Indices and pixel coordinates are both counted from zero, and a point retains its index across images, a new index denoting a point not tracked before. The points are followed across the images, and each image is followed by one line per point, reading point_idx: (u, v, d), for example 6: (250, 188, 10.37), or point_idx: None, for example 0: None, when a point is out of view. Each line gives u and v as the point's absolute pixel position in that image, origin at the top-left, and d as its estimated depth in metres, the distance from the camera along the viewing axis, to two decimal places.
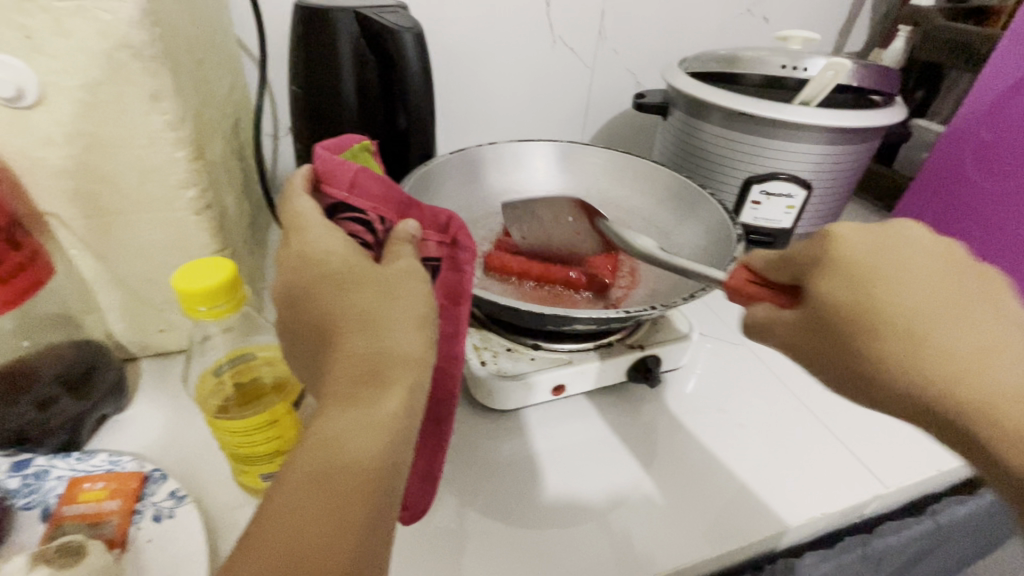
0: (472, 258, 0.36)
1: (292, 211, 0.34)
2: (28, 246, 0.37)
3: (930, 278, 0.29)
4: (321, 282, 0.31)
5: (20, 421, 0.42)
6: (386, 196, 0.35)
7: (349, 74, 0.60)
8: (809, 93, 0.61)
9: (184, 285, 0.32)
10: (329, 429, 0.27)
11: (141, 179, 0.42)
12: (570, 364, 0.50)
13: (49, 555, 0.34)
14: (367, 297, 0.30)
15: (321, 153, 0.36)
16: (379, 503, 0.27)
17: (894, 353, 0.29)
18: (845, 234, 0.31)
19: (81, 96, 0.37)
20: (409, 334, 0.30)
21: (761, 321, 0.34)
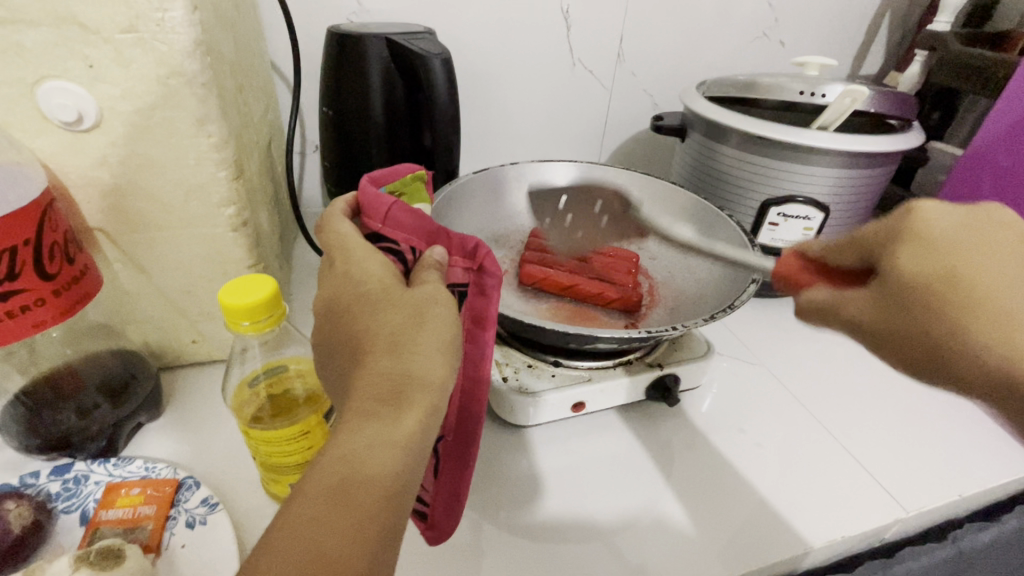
0: (499, 283, 0.36)
1: (331, 239, 0.36)
2: (80, 259, 0.39)
3: (1010, 265, 0.29)
4: (356, 303, 0.32)
5: (63, 427, 0.44)
6: (416, 226, 0.36)
7: (377, 96, 0.63)
8: (827, 118, 0.62)
9: (230, 300, 0.34)
10: (349, 444, 0.28)
11: (185, 197, 0.44)
12: (590, 381, 0.51)
13: (92, 557, 0.35)
14: (395, 319, 0.31)
15: (359, 186, 0.38)
16: (393, 521, 0.27)
17: (982, 338, 0.29)
18: (930, 213, 0.31)
19: (135, 120, 0.40)
20: (433, 355, 0.30)
21: (818, 302, 0.34)
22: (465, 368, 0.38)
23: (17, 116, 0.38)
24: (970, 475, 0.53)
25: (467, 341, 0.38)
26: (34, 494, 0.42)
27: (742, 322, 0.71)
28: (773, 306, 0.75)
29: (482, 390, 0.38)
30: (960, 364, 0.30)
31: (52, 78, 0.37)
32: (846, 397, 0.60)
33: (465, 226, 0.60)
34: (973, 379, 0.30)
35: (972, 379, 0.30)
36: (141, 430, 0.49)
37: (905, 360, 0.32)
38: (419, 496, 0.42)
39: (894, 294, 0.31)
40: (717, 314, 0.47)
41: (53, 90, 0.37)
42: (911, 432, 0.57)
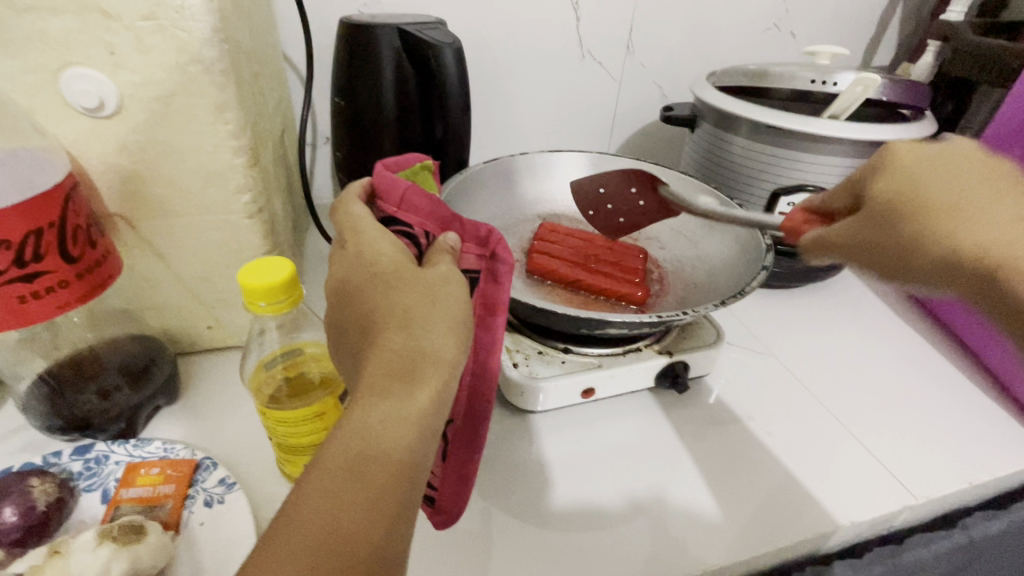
0: (511, 271, 0.37)
1: (347, 218, 0.36)
2: (102, 243, 0.40)
3: (968, 178, 0.35)
4: (370, 282, 0.33)
5: (85, 408, 0.45)
6: (430, 211, 0.37)
7: (390, 86, 0.63)
8: (839, 107, 0.61)
9: (250, 280, 0.35)
10: (362, 419, 0.28)
11: (203, 184, 0.45)
12: (600, 367, 0.51)
13: (115, 532, 0.36)
14: (408, 298, 0.32)
15: (376, 169, 0.38)
16: (406, 494, 0.28)
17: (936, 232, 0.35)
18: (902, 148, 0.38)
19: (156, 107, 0.41)
20: (444, 334, 0.31)
21: (816, 238, 0.42)
22: (475, 353, 0.39)
23: (41, 102, 0.39)
24: (980, 462, 0.53)
25: (477, 325, 0.38)
26: (58, 473, 0.43)
27: (751, 311, 0.71)
28: (783, 296, 0.75)
29: (491, 375, 0.39)
30: (923, 261, 0.36)
31: (74, 65, 0.38)
32: (857, 386, 0.60)
33: (476, 215, 0.61)
34: (947, 275, 0.35)
35: (943, 276, 0.35)
36: (159, 412, 0.50)
37: (884, 269, 0.38)
38: (427, 480, 0.42)
39: (865, 212, 0.38)
40: (726, 300, 0.47)
41: (76, 77, 0.38)
42: (922, 421, 0.57)
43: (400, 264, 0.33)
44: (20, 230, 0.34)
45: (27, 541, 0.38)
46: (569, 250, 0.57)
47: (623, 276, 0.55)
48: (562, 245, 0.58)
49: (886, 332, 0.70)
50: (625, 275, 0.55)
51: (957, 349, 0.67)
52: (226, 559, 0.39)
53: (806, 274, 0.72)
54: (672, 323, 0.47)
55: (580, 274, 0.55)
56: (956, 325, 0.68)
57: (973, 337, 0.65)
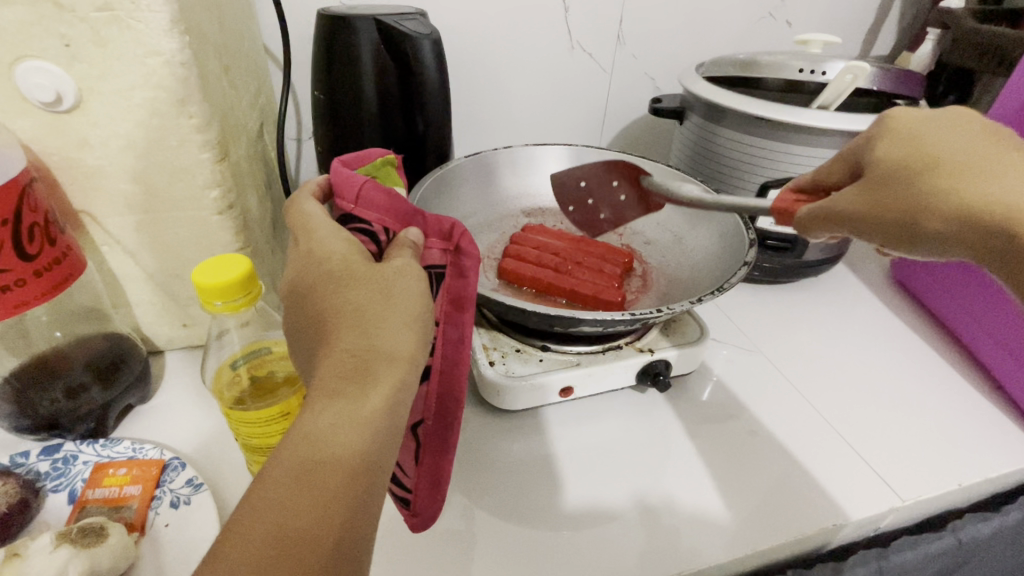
0: (477, 263, 0.36)
1: (301, 214, 0.35)
2: (62, 241, 0.39)
3: (968, 138, 0.36)
4: (324, 281, 0.32)
5: (52, 407, 0.44)
6: (389, 206, 0.36)
7: (369, 80, 0.62)
8: (828, 96, 0.59)
9: (205, 279, 0.34)
10: (314, 423, 0.27)
11: (169, 179, 0.44)
12: (578, 366, 0.50)
13: (73, 535, 0.36)
14: (362, 295, 0.31)
15: (334, 166, 0.37)
16: (363, 497, 0.27)
17: (938, 189, 0.35)
18: (902, 115, 0.39)
19: (116, 101, 0.40)
20: (401, 331, 0.30)
21: (817, 210, 0.41)
22: (445, 349, 0.37)
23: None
24: (970, 462, 0.51)
25: (444, 321, 0.37)
26: (24, 473, 0.42)
27: (740, 308, 0.70)
28: (774, 292, 0.73)
29: (461, 371, 0.38)
30: (930, 218, 0.35)
31: (29, 58, 0.37)
32: (847, 384, 0.59)
33: (456, 211, 0.60)
34: (964, 230, 0.34)
35: (949, 237, 0.35)
36: (131, 412, 0.50)
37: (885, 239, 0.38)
38: (401, 482, 0.41)
39: (873, 175, 0.38)
40: (703, 296, 0.46)
41: (31, 70, 0.37)
42: (912, 420, 0.55)
43: (355, 260, 0.32)
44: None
45: None
46: (543, 257, 0.55)
47: (598, 283, 0.53)
48: (536, 253, 0.56)
49: (878, 329, 0.68)
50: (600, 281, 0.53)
51: (954, 347, 0.65)
52: (189, 562, 0.38)
53: (796, 269, 0.70)
54: (649, 321, 0.46)
55: (556, 279, 0.53)
56: (953, 322, 0.66)
57: (970, 334, 0.63)
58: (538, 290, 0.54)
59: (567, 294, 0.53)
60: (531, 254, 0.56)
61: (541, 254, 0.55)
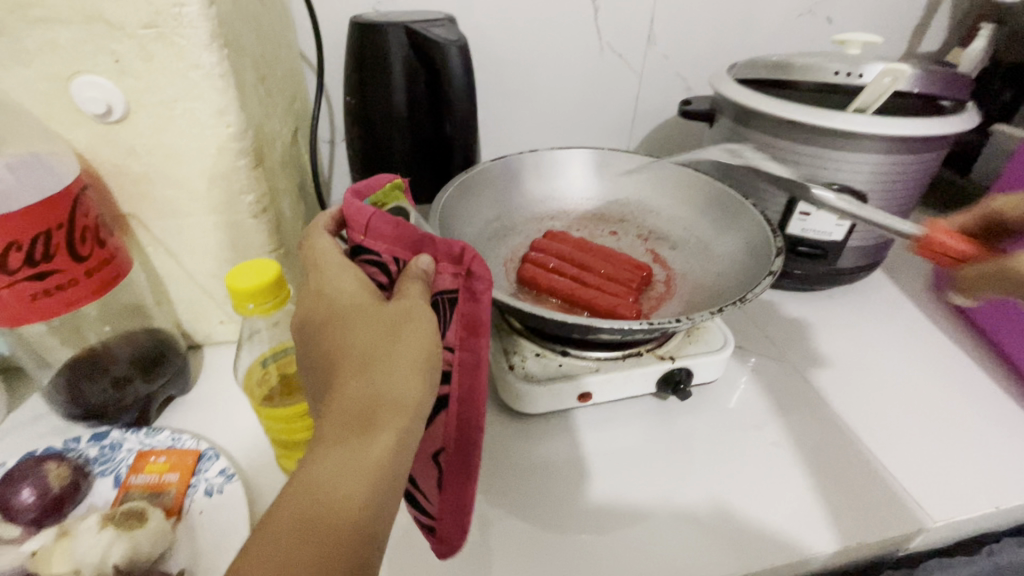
0: (488, 287, 0.37)
1: (315, 251, 0.37)
2: (111, 243, 0.42)
3: None
4: (334, 322, 0.33)
5: (101, 397, 0.47)
6: (397, 235, 0.37)
7: (398, 85, 0.63)
8: (864, 100, 0.58)
9: (236, 285, 0.36)
10: (318, 470, 0.28)
11: (209, 184, 0.47)
12: (598, 372, 0.50)
13: (116, 518, 0.39)
14: (370, 338, 0.32)
15: (346, 199, 0.39)
16: (365, 550, 0.27)
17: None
18: None
19: (160, 112, 0.42)
20: (407, 376, 0.31)
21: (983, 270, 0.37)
22: (461, 380, 0.38)
23: (55, 110, 0.41)
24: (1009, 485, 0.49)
25: (461, 349, 0.38)
26: (74, 457, 0.45)
27: (768, 316, 0.68)
28: (804, 299, 0.71)
29: (480, 398, 0.38)
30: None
31: (83, 73, 0.40)
32: (880, 399, 0.57)
33: (480, 215, 0.60)
34: None
35: None
36: (171, 403, 0.53)
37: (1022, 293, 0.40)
38: (425, 512, 0.41)
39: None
40: (724, 307, 0.45)
41: (85, 84, 0.40)
42: (948, 439, 0.53)
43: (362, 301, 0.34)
44: (30, 234, 0.36)
45: (44, 519, 0.41)
46: (560, 269, 0.56)
47: (613, 295, 0.53)
48: (554, 263, 0.56)
49: (916, 341, 0.65)
50: (612, 294, 0.53)
51: (997, 362, 0.62)
52: (220, 548, 0.40)
53: (828, 276, 0.68)
54: (669, 330, 0.46)
55: (574, 290, 0.53)
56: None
57: (1014, 351, 0.60)
58: (556, 299, 0.55)
59: (582, 307, 0.53)
60: (554, 261, 0.56)
61: (558, 266, 0.56)
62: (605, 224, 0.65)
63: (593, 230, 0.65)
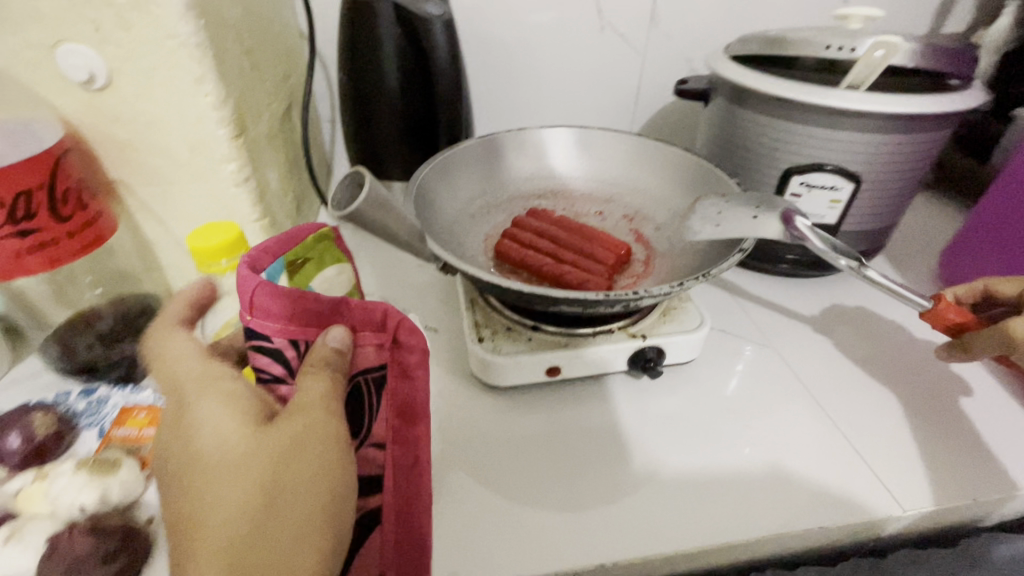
0: (420, 360, 0.38)
1: (183, 373, 0.35)
2: (93, 205, 0.44)
3: None
4: (201, 480, 0.31)
5: (90, 353, 0.50)
6: (293, 314, 0.35)
7: (388, 61, 0.64)
8: (856, 76, 0.55)
9: (195, 244, 0.37)
10: None
11: (191, 153, 0.48)
12: (565, 347, 0.50)
13: (91, 463, 0.41)
14: (244, 496, 0.30)
15: (244, 270, 0.35)
16: None
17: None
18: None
19: (141, 80, 0.44)
20: (288, 541, 0.29)
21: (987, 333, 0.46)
22: (396, 478, 0.38)
23: (43, 77, 0.43)
24: (994, 481, 0.47)
25: (394, 442, 0.38)
26: (63, 409, 0.48)
27: (760, 302, 0.66)
28: (800, 287, 0.69)
29: (423, 496, 0.38)
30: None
31: (68, 41, 0.42)
32: (866, 389, 0.55)
33: (463, 191, 0.61)
34: None
35: None
36: None
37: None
38: None
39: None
40: (686, 281, 0.44)
41: (70, 52, 0.42)
42: (934, 434, 0.51)
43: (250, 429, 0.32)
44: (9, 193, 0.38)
45: (30, 464, 0.44)
46: (533, 245, 0.55)
47: (584, 271, 0.53)
48: (528, 239, 0.56)
49: (914, 334, 0.63)
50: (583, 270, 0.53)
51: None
52: None
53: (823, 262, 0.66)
54: (628, 305, 0.45)
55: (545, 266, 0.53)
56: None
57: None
58: (528, 275, 0.55)
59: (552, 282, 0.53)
60: (531, 238, 0.56)
61: (531, 242, 0.56)
62: (592, 204, 0.65)
63: (578, 209, 0.64)
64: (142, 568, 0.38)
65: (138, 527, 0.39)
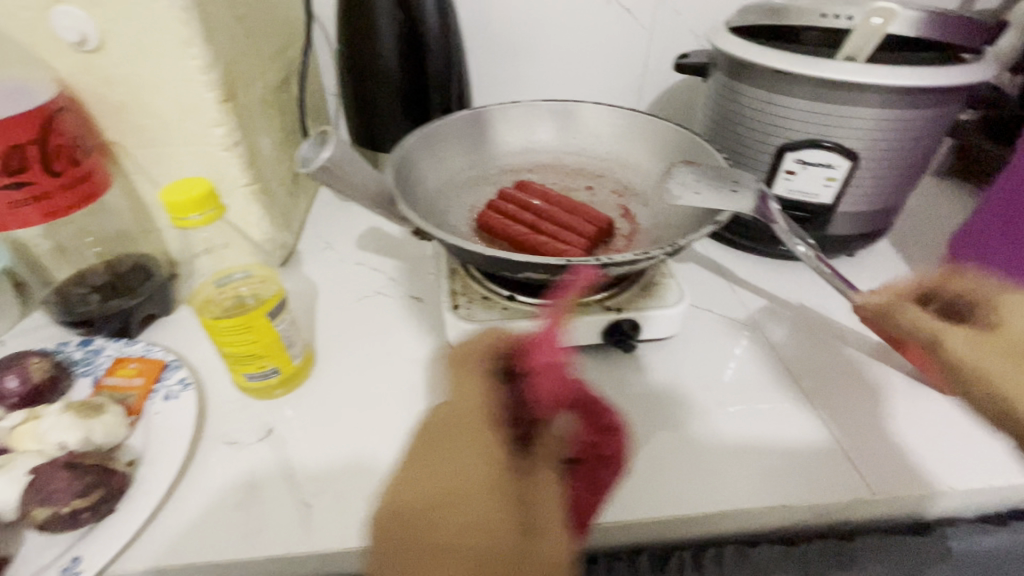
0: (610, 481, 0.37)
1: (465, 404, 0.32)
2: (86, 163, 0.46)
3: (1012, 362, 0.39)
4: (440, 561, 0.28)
5: (88, 307, 0.53)
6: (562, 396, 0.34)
7: (384, 32, 0.64)
8: (854, 47, 0.53)
9: (169, 198, 0.38)
10: None
11: (181, 116, 0.50)
12: (538, 317, 0.50)
13: (77, 406, 0.44)
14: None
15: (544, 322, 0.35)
16: None
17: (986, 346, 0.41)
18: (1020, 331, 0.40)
19: (132, 43, 0.45)
20: None
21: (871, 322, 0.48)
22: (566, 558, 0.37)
23: (42, 38, 0.45)
24: (973, 473, 0.45)
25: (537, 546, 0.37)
26: (61, 358, 0.51)
27: (754, 286, 0.64)
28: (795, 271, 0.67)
29: None
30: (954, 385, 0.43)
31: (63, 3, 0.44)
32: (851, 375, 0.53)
33: (449, 162, 0.61)
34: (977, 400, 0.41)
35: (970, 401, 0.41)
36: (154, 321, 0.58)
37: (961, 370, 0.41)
38: None
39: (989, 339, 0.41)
40: (652, 251, 0.44)
41: (65, 14, 0.44)
42: (920, 428, 0.49)
43: (494, 451, 0.30)
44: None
45: (25, 407, 0.47)
46: (512, 215, 0.56)
47: (560, 241, 0.53)
48: (507, 209, 0.56)
49: None
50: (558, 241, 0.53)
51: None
52: (165, 444, 0.45)
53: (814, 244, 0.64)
54: (595, 273, 0.45)
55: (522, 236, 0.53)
56: None
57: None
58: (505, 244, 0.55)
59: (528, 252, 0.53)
60: (513, 209, 0.56)
61: (510, 212, 0.56)
62: (581, 179, 0.64)
63: (567, 183, 0.64)
64: (118, 502, 0.41)
65: (116, 469, 0.42)
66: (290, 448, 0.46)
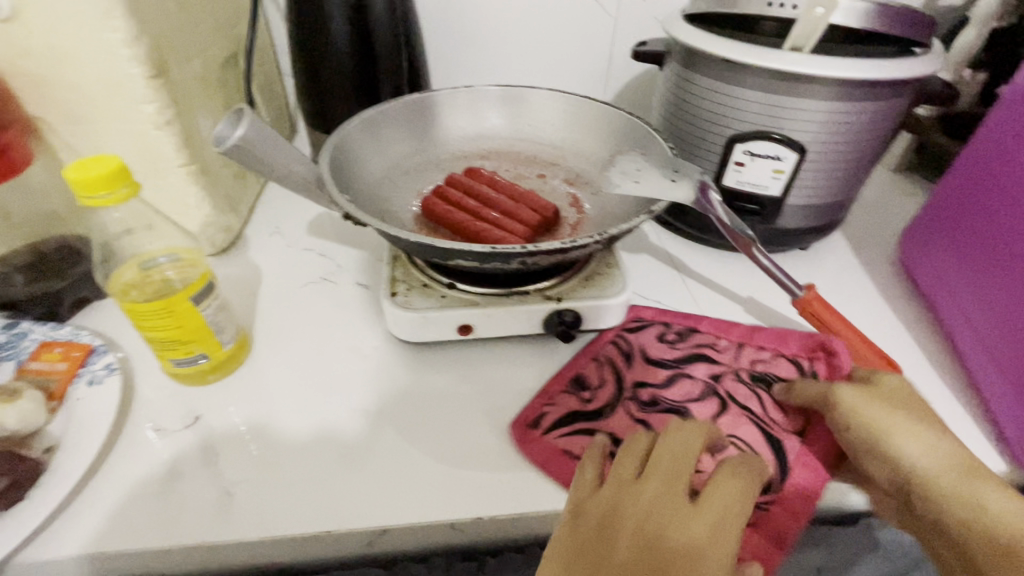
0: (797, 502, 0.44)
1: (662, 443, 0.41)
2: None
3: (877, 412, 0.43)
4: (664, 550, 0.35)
5: (12, 288, 0.51)
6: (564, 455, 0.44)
7: (334, 9, 0.62)
8: (799, 35, 0.53)
9: (74, 176, 0.37)
10: None
11: (107, 92, 0.48)
12: (475, 305, 0.50)
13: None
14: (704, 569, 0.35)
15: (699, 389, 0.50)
16: None
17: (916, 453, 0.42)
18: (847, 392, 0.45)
19: (50, 11, 0.43)
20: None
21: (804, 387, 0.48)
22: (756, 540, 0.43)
23: None
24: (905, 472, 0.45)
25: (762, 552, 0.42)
26: None
27: (705, 277, 0.64)
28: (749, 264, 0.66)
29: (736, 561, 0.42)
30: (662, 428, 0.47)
31: None
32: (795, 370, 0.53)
33: (396, 145, 0.59)
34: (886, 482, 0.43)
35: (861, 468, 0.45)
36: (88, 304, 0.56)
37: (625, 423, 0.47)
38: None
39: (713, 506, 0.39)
40: (582, 240, 0.44)
41: None
42: None
43: (672, 485, 0.39)
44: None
45: None
46: (453, 200, 0.54)
47: (499, 228, 0.52)
48: (448, 194, 0.55)
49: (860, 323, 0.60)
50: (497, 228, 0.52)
51: (951, 359, 0.56)
52: (85, 430, 0.43)
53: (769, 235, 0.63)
54: (525, 261, 0.44)
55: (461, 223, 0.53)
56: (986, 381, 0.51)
57: (970, 351, 0.53)
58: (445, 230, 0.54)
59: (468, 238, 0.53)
60: (456, 194, 0.55)
61: (451, 198, 0.54)
62: (535, 166, 0.63)
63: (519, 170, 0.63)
64: (30, 487, 0.40)
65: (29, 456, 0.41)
66: (217, 435, 0.45)
